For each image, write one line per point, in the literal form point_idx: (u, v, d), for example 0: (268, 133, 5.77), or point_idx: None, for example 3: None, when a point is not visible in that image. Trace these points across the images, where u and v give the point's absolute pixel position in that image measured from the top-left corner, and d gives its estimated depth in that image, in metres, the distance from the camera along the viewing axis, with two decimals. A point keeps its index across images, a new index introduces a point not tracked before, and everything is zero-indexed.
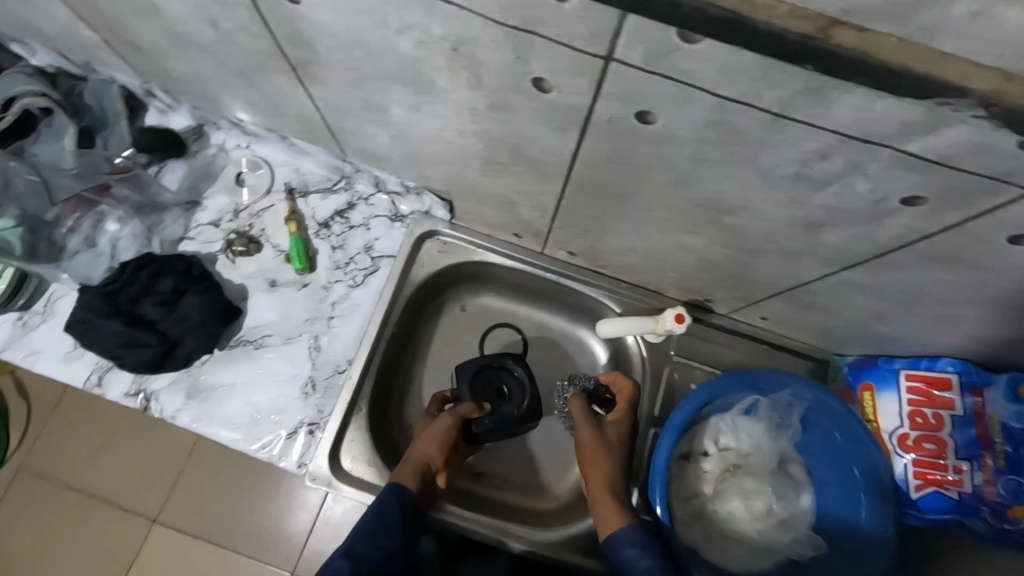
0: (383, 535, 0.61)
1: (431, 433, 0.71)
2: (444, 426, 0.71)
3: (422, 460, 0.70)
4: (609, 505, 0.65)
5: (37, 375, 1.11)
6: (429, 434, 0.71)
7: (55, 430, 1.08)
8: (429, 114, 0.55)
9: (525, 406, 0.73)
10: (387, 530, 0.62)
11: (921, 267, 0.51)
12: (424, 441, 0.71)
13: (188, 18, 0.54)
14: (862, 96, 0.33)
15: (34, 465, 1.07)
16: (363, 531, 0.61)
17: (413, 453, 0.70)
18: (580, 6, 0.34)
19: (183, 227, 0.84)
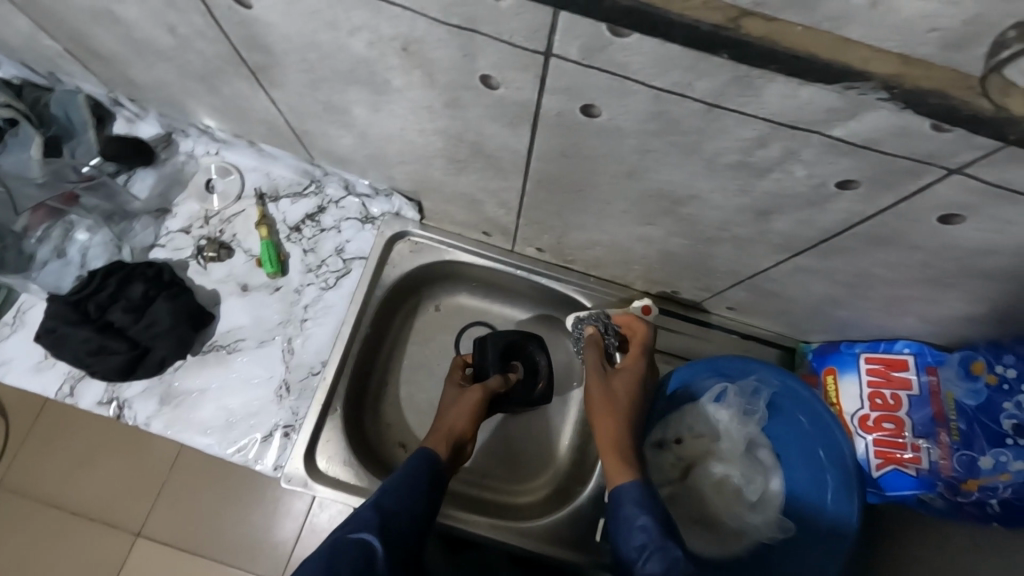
0: (415, 494, 0.61)
1: (463, 404, 0.72)
2: (475, 398, 0.72)
3: (458, 430, 0.71)
4: (614, 459, 0.62)
5: (14, 390, 1.10)
6: (464, 404, 0.72)
7: (33, 445, 1.07)
8: (388, 114, 0.56)
9: (541, 388, 0.75)
10: (419, 489, 0.61)
11: (866, 250, 0.53)
12: (457, 411, 0.72)
13: (145, 24, 0.55)
14: (785, 84, 0.35)
15: (12, 482, 1.06)
16: (392, 489, 0.61)
17: (447, 423, 0.71)
18: (514, 3, 0.35)
19: (153, 235, 0.84)
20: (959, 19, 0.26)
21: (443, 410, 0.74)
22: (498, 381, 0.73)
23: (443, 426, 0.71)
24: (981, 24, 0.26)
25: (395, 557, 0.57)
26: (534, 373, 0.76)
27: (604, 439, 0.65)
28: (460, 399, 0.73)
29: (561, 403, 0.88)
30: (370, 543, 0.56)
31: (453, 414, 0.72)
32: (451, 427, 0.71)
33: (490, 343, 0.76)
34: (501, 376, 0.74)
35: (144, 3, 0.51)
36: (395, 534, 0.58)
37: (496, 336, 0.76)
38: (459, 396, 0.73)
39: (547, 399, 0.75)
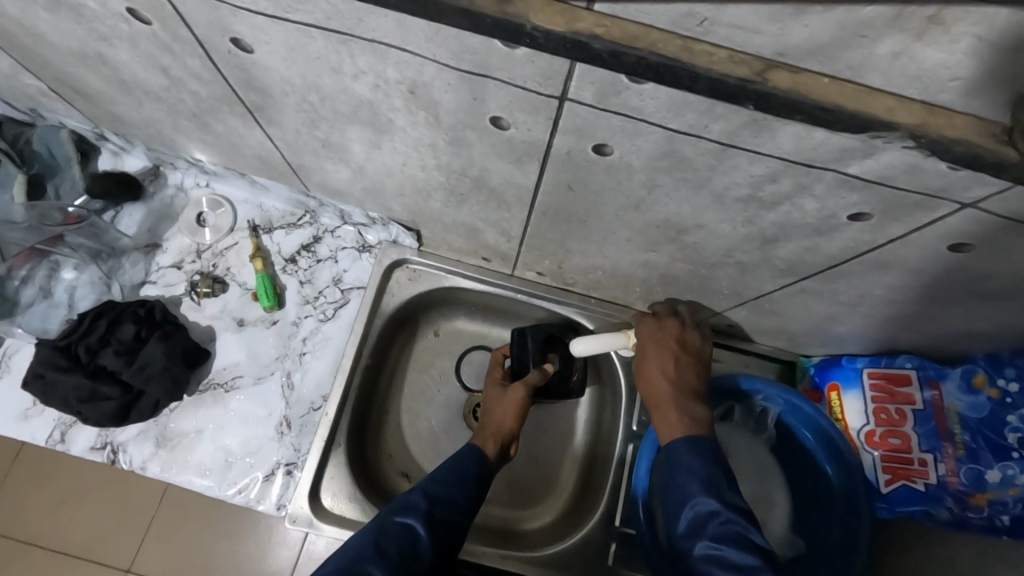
0: (463, 481, 0.61)
1: (507, 404, 0.73)
2: (519, 397, 0.73)
3: (506, 430, 0.71)
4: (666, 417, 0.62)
5: None
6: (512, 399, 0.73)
7: (14, 484, 1.04)
8: (388, 150, 0.55)
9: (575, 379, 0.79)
10: (467, 479, 0.62)
11: (871, 274, 0.53)
12: (503, 409, 0.72)
13: (137, 66, 0.53)
14: (803, 127, 0.35)
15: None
16: (441, 478, 0.61)
17: (497, 420, 0.71)
18: (529, 52, 0.35)
19: (144, 271, 0.81)
20: (981, 69, 0.27)
21: (487, 410, 0.74)
22: (538, 376, 0.76)
23: (489, 426, 0.71)
24: (1003, 73, 0.27)
25: (439, 543, 0.57)
26: (569, 366, 0.79)
27: (654, 393, 0.64)
28: (504, 398, 0.73)
29: (565, 426, 0.88)
30: (414, 528, 0.56)
31: (501, 413, 0.72)
32: (500, 425, 0.71)
33: (530, 337, 0.79)
34: (540, 372, 0.76)
35: (135, 46, 0.49)
36: (440, 521, 0.58)
37: (533, 330, 0.79)
38: (503, 393, 0.74)
39: (580, 392, 0.80)
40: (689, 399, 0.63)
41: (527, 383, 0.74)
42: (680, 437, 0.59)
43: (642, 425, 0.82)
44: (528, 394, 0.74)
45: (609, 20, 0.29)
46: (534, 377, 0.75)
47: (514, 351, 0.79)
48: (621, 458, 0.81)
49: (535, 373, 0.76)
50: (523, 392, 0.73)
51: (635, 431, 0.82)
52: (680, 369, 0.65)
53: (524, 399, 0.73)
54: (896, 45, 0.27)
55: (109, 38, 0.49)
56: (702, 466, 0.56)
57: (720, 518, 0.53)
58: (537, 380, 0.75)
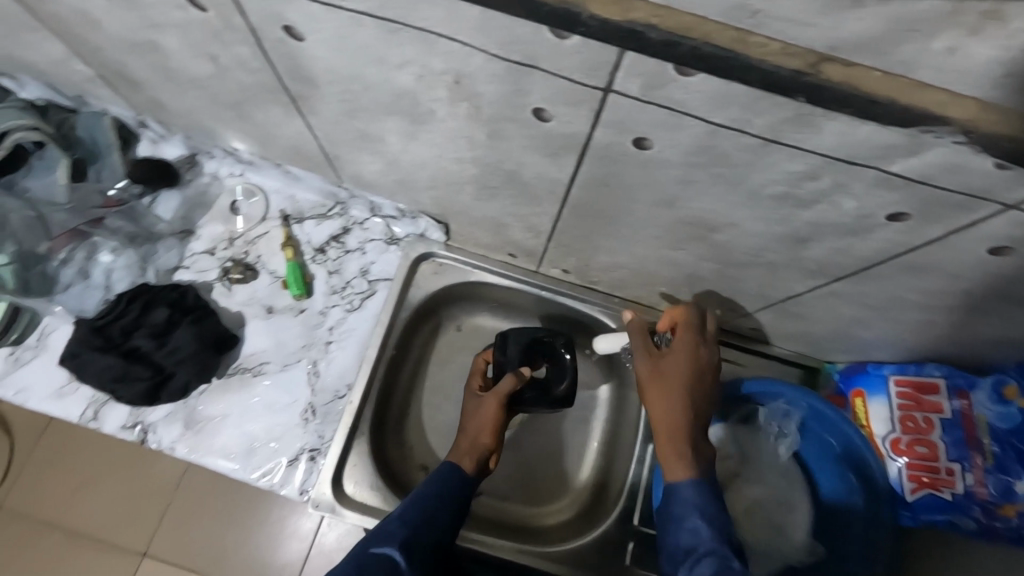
0: (446, 504, 0.61)
1: (481, 418, 0.69)
2: (491, 409, 0.69)
3: (483, 444, 0.67)
4: (674, 452, 0.55)
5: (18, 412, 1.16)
6: (486, 411, 0.69)
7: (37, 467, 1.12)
8: (425, 142, 0.56)
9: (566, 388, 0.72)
10: (447, 500, 0.61)
11: (901, 278, 0.53)
12: (479, 423, 0.69)
13: (186, 55, 0.54)
14: (847, 123, 0.35)
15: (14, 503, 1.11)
16: (420, 503, 0.60)
17: (472, 435, 0.68)
18: (579, 43, 0.35)
19: (177, 257, 0.83)
20: None
21: (465, 421, 0.71)
22: (512, 380, 0.70)
23: (464, 441, 0.68)
24: None
25: (421, 569, 0.57)
26: (559, 374, 0.73)
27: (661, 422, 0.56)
28: (480, 409, 0.70)
29: (583, 424, 0.88)
30: (393, 556, 0.56)
31: (476, 428, 0.69)
32: (473, 440, 0.68)
33: (511, 342, 0.74)
34: (513, 375, 0.70)
35: (185, 34, 0.50)
36: (419, 545, 0.58)
37: (513, 334, 0.74)
38: (479, 404, 0.71)
39: (570, 401, 0.72)
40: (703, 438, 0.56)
41: (500, 392, 0.69)
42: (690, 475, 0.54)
43: None
44: (501, 404, 0.69)
45: (665, 11, 0.30)
46: (506, 383, 0.70)
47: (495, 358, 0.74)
48: (641, 456, 0.81)
49: (508, 378, 0.70)
50: (495, 402, 0.69)
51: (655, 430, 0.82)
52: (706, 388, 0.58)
53: (497, 409, 0.69)
54: (949, 41, 0.27)
55: (162, 26, 0.50)
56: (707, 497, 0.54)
57: (716, 555, 0.50)
58: (510, 386, 0.69)
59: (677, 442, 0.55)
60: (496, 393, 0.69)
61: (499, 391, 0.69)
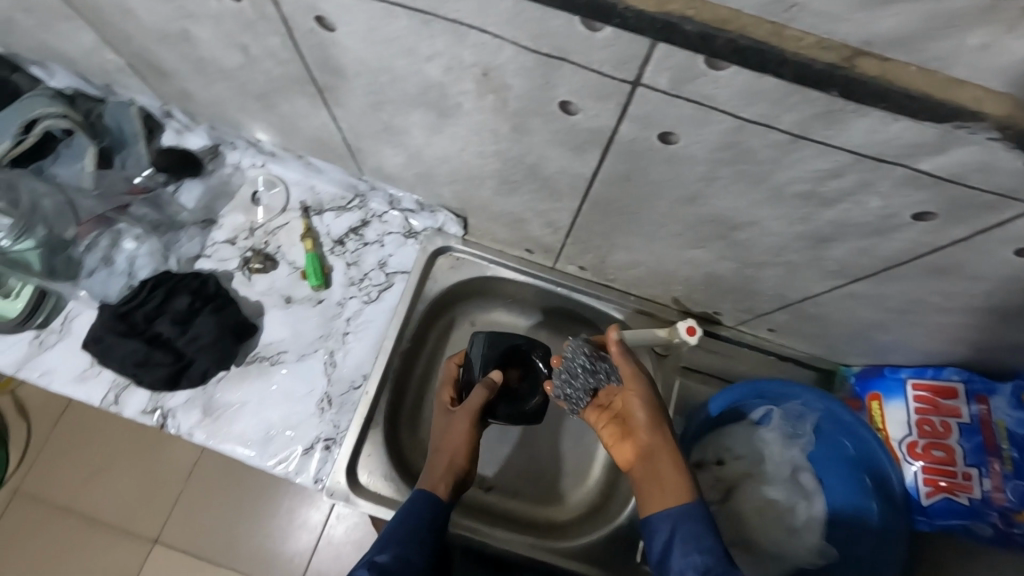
0: (413, 540, 0.57)
1: (453, 437, 0.66)
2: (462, 426, 0.66)
3: (458, 464, 0.64)
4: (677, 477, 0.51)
5: (37, 400, 1.23)
6: (459, 427, 0.66)
7: (51, 453, 1.19)
8: (448, 136, 0.57)
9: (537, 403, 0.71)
10: (416, 535, 0.57)
11: (923, 280, 0.53)
12: (452, 442, 0.66)
13: (217, 44, 0.55)
14: (878, 119, 0.35)
15: (30, 488, 1.17)
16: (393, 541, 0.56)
17: (447, 455, 0.65)
18: (611, 35, 0.36)
19: (200, 245, 0.84)
20: None
21: (436, 441, 0.68)
22: (484, 391, 0.67)
23: (439, 463, 0.64)
24: None
25: None
26: (532, 388, 0.72)
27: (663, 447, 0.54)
28: (451, 427, 0.67)
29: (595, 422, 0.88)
30: None
31: (450, 448, 0.65)
32: (449, 460, 0.64)
33: (481, 351, 0.72)
34: (485, 386, 0.67)
35: (218, 24, 0.51)
36: None
37: (489, 341, 0.72)
38: (449, 422, 0.68)
39: (541, 415, 0.72)
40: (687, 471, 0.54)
41: (471, 405, 0.67)
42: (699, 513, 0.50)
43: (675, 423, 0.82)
44: (473, 421, 0.67)
45: (702, 2, 0.30)
46: (476, 395, 0.67)
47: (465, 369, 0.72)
48: None
49: (478, 388, 0.67)
50: (468, 418, 0.66)
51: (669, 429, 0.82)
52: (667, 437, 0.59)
53: (470, 425, 0.66)
54: (985, 36, 0.27)
55: (195, 15, 0.51)
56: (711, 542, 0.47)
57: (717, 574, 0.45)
58: (482, 398, 0.67)
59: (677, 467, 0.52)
60: (467, 407, 0.67)
61: (471, 405, 0.67)
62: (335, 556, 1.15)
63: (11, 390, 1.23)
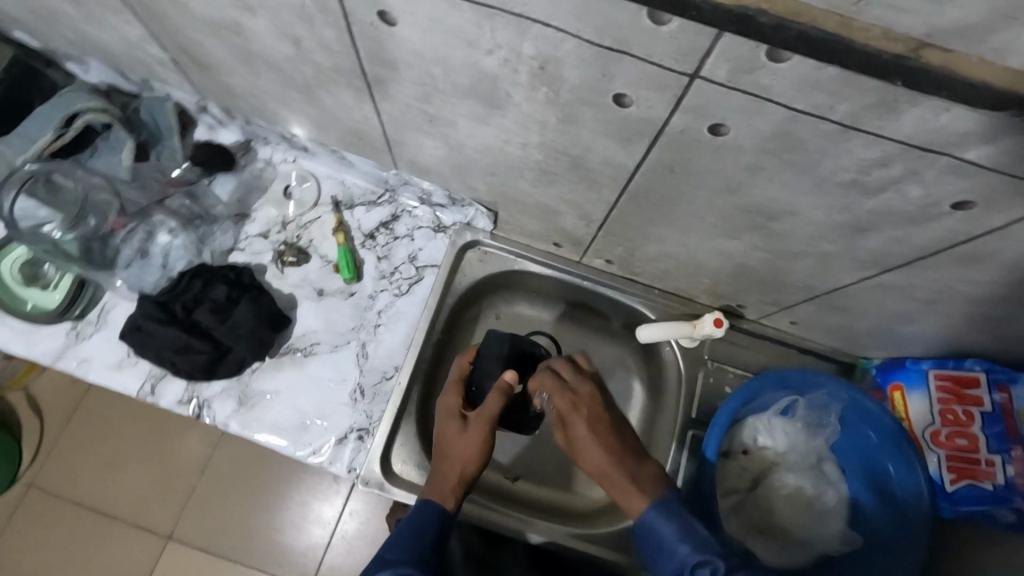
0: (420, 536, 0.60)
1: (465, 444, 0.66)
2: (478, 436, 0.66)
3: (467, 471, 0.66)
4: (625, 487, 0.59)
5: (47, 394, 1.23)
6: (474, 433, 0.67)
7: (66, 449, 1.20)
8: (494, 127, 0.58)
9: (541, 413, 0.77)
10: (424, 534, 0.60)
11: (956, 269, 0.55)
12: (462, 448, 0.66)
13: (270, 37, 0.56)
14: (931, 109, 0.37)
15: (44, 484, 1.18)
16: (394, 560, 0.57)
17: (460, 464, 0.66)
18: (676, 28, 0.37)
19: (233, 239, 0.85)
20: None
21: (444, 442, 0.68)
22: (501, 398, 0.68)
23: (452, 472, 0.65)
24: None
25: None
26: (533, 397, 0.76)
27: (601, 469, 0.60)
28: (464, 432, 0.67)
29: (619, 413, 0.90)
30: None
31: (463, 454, 0.66)
32: (464, 468, 0.65)
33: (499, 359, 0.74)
34: (501, 394, 0.68)
35: (275, 17, 0.52)
36: None
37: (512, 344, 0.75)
38: (464, 425, 0.68)
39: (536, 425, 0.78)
40: (637, 463, 0.60)
41: (489, 411, 0.67)
42: (650, 506, 0.57)
43: (701, 414, 0.84)
44: (490, 431, 0.67)
45: None
46: (494, 401, 0.68)
47: (479, 371, 0.74)
48: (680, 440, 0.82)
49: (496, 394, 0.68)
50: (486, 424, 0.67)
51: (696, 419, 0.83)
52: (591, 438, 0.61)
53: (489, 431, 0.67)
54: None
55: (253, 9, 0.52)
56: (665, 523, 0.56)
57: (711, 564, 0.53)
58: (500, 405, 0.68)
59: (623, 475, 0.59)
60: (485, 413, 0.67)
61: (490, 410, 0.67)
62: (348, 552, 1.16)
63: (22, 385, 1.22)
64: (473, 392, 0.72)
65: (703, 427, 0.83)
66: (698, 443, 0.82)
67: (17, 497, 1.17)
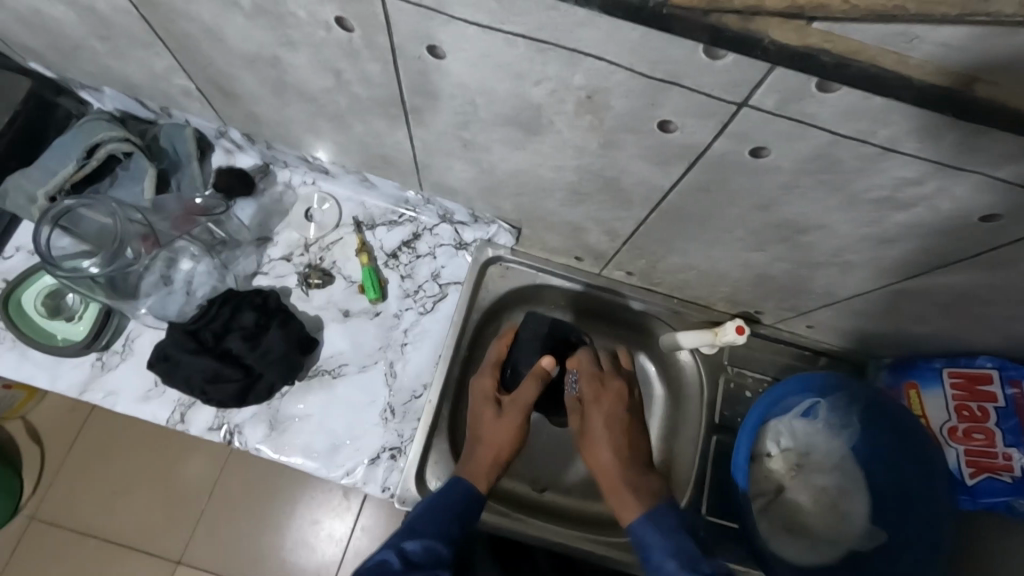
0: (446, 515, 0.61)
1: (500, 432, 0.68)
2: (513, 425, 0.68)
3: (501, 458, 0.67)
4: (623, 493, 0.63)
5: (47, 423, 1.21)
6: (510, 419, 0.69)
7: (69, 477, 1.18)
8: (530, 151, 0.60)
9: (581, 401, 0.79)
10: (452, 516, 0.61)
11: (976, 275, 0.58)
12: (499, 435, 0.68)
13: (310, 69, 0.57)
14: (970, 133, 0.39)
15: (48, 515, 1.16)
16: (421, 531, 0.59)
17: (495, 447, 0.68)
18: (729, 63, 0.39)
19: (256, 263, 0.86)
20: None
21: (477, 427, 0.70)
22: (537, 384, 0.70)
23: (487, 455, 0.67)
24: None
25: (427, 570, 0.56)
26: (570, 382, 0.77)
27: (604, 470, 0.66)
28: (499, 419, 0.69)
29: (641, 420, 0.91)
30: (387, 560, 0.56)
31: (498, 439, 0.68)
32: (498, 452, 0.67)
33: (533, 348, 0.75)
34: (536, 380, 0.70)
35: (319, 51, 0.54)
36: (416, 559, 0.57)
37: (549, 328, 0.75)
38: (500, 415, 0.69)
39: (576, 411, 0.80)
40: (639, 475, 0.65)
41: (525, 397, 0.69)
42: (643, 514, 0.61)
43: (724, 419, 0.86)
44: (525, 420, 0.69)
45: (838, 37, 0.34)
46: (530, 387, 0.69)
47: (516, 355, 0.74)
48: (704, 445, 0.84)
49: (531, 381, 0.70)
50: (522, 410, 0.69)
51: (718, 423, 0.86)
52: (602, 441, 0.67)
53: (522, 418, 0.69)
54: None
55: (296, 43, 0.53)
56: (652, 532, 0.60)
57: None
58: (536, 392, 0.70)
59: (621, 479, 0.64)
60: (521, 399, 0.70)
61: (525, 396, 0.69)
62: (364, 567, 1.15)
63: (20, 415, 1.20)
64: (508, 376, 0.74)
65: (727, 432, 0.85)
66: (723, 448, 0.85)
67: (21, 528, 1.15)
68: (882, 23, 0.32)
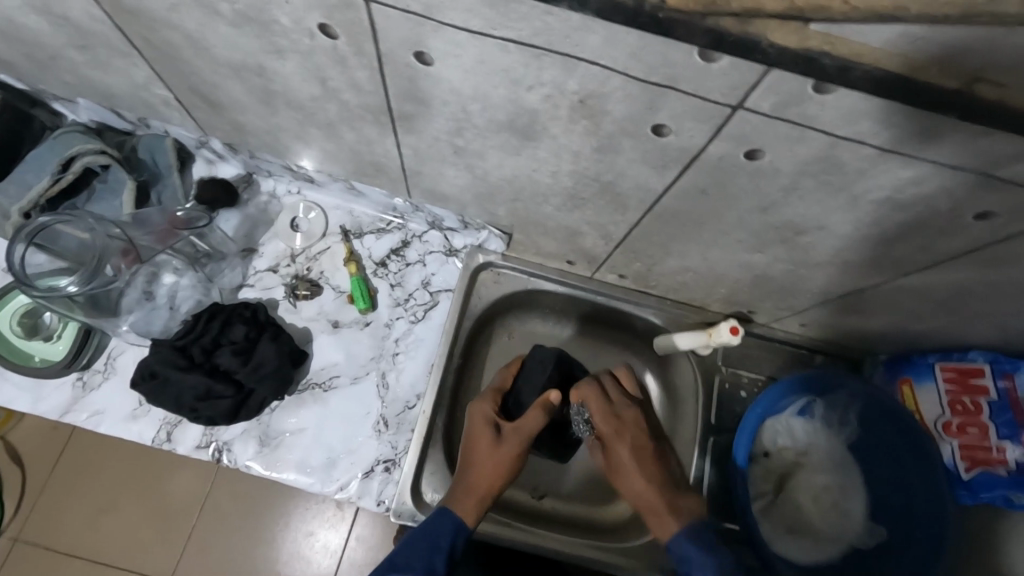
0: (427, 549, 0.59)
1: (491, 459, 0.66)
2: (508, 456, 0.67)
3: (487, 491, 0.65)
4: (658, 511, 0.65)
5: (28, 442, 1.17)
6: (507, 448, 0.67)
7: (54, 496, 1.14)
8: (525, 157, 0.59)
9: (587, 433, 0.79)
10: (436, 550, 0.59)
11: (972, 272, 0.58)
12: (491, 463, 0.66)
13: (297, 78, 0.56)
14: (970, 133, 0.39)
15: (30, 536, 1.12)
16: (402, 563, 0.58)
17: (486, 477, 0.65)
18: (725, 67, 0.38)
19: (242, 275, 0.84)
20: None
21: (471, 450, 0.68)
22: (543, 415, 0.69)
23: (479, 483, 0.65)
24: None
25: None
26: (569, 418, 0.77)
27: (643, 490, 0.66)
28: (495, 445, 0.67)
29: None
30: None
31: (493, 469, 0.66)
32: (492, 480, 0.65)
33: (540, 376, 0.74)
34: (542, 411, 0.69)
35: (305, 59, 0.52)
36: None
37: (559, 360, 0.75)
38: (498, 441, 0.67)
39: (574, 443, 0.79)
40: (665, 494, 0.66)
41: (529, 425, 0.68)
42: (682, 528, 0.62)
43: (720, 420, 0.85)
44: (520, 453, 0.67)
45: (839, 38, 0.33)
46: (536, 417, 0.68)
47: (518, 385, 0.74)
48: (702, 448, 0.84)
49: (536, 411, 0.69)
50: (522, 439, 0.68)
51: (714, 424, 0.85)
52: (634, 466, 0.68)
53: (520, 449, 0.67)
54: None
55: (281, 51, 0.52)
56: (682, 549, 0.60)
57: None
58: (540, 423, 0.69)
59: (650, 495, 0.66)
60: (523, 428, 0.68)
61: (528, 426, 0.68)
62: None
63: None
64: (511, 404, 0.73)
65: (724, 432, 0.85)
66: (720, 449, 0.84)
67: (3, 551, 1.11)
68: (882, 24, 0.32)
